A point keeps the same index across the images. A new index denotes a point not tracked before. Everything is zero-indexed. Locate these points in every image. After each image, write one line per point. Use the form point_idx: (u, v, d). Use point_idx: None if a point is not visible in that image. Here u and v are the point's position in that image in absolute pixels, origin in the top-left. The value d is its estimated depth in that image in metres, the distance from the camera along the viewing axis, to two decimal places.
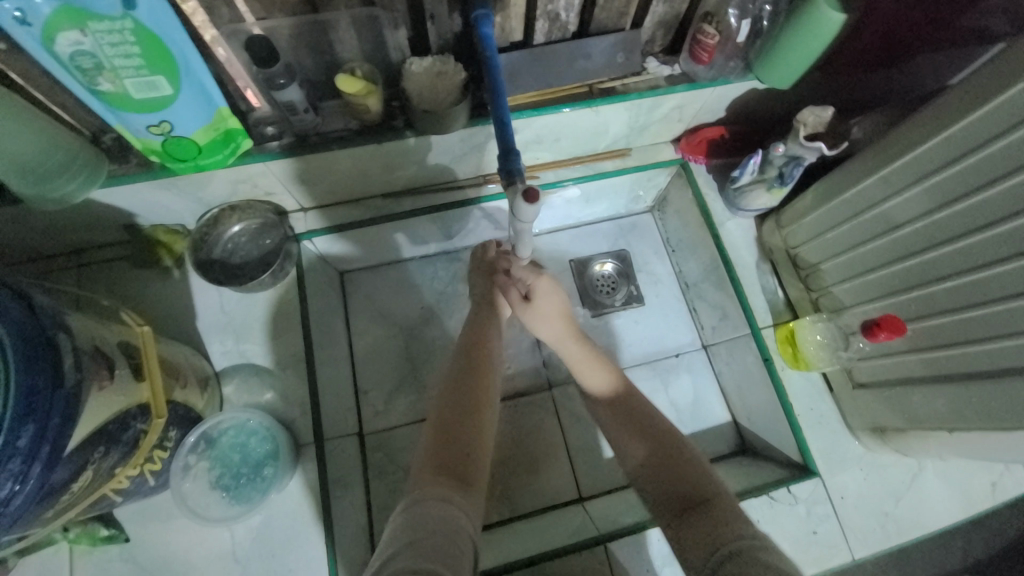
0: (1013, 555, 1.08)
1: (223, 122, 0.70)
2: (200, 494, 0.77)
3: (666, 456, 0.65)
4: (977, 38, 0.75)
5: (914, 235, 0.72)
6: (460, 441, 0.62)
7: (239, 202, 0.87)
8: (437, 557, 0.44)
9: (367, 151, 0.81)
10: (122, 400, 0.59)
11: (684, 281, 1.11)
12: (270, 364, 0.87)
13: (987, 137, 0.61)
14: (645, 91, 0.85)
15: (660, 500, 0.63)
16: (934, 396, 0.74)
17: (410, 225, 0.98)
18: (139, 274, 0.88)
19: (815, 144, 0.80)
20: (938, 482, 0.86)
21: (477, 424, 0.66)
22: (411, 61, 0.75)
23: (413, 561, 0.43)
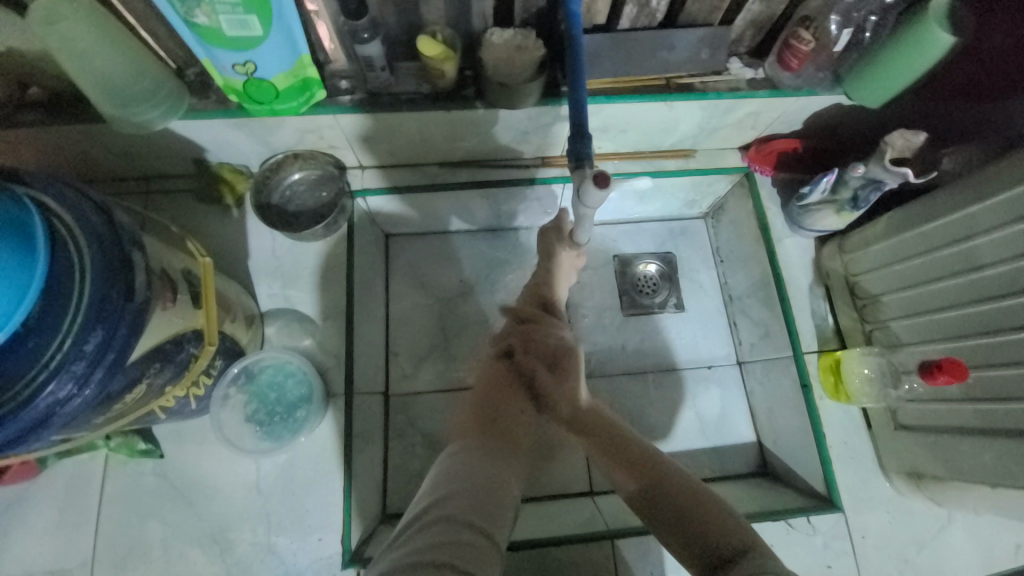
0: None
1: (302, 69, 0.71)
2: (236, 424, 0.81)
3: (679, 494, 0.58)
4: None
5: (993, 279, 0.68)
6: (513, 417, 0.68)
7: (303, 151, 0.88)
8: (475, 510, 0.51)
9: (435, 116, 0.81)
10: (180, 322, 0.62)
11: (728, 294, 1.08)
12: (311, 313, 0.89)
13: None
14: (724, 92, 0.82)
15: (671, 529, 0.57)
16: (984, 448, 0.70)
17: (462, 198, 0.98)
18: (200, 208, 0.91)
19: (901, 170, 0.75)
20: (968, 537, 0.82)
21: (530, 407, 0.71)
22: (492, 31, 0.74)
23: (454, 508, 0.50)
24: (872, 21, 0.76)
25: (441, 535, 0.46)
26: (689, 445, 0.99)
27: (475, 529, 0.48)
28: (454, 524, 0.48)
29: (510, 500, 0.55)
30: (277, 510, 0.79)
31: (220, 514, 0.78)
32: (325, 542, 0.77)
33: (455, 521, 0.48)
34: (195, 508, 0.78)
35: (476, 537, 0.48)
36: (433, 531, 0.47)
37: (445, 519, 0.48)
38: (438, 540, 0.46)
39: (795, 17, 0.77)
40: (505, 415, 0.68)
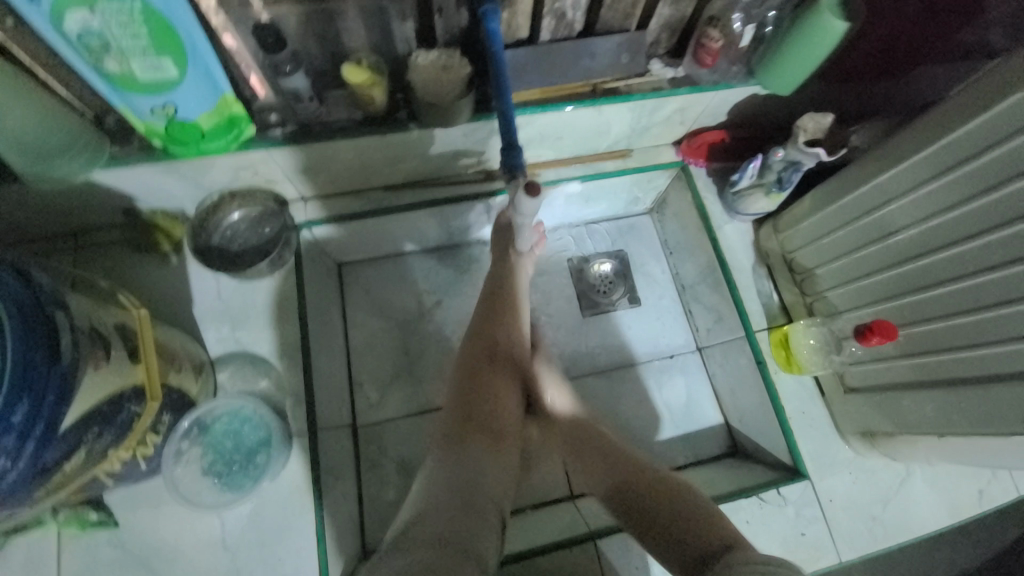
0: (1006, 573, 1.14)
1: (227, 107, 0.70)
2: (192, 480, 0.77)
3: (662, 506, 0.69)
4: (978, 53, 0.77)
5: (907, 242, 0.74)
6: (484, 416, 0.74)
7: (239, 190, 0.86)
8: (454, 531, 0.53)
9: (371, 141, 0.81)
10: (118, 381, 0.60)
11: (681, 283, 1.12)
12: (265, 353, 0.86)
13: (982, 145, 0.62)
14: (649, 93, 0.86)
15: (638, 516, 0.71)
16: (924, 401, 0.75)
17: (409, 219, 0.98)
18: (136, 259, 0.87)
19: (815, 150, 0.81)
20: (926, 488, 0.87)
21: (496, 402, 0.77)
22: (417, 54, 0.75)
23: (438, 529, 0.53)
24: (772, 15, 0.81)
25: (425, 548, 0.50)
26: (660, 433, 1.01)
27: (458, 545, 0.51)
28: (437, 539, 0.52)
29: (489, 506, 0.61)
30: (245, 564, 0.75)
31: None
32: None
33: (444, 541, 0.51)
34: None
35: (460, 549, 0.51)
36: (409, 550, 0.50)
37: (428, 536, 0.52)
38: (426, 550, 0.49)
39: (702, 18, 0.82)
40: (478, 411, 0.75)
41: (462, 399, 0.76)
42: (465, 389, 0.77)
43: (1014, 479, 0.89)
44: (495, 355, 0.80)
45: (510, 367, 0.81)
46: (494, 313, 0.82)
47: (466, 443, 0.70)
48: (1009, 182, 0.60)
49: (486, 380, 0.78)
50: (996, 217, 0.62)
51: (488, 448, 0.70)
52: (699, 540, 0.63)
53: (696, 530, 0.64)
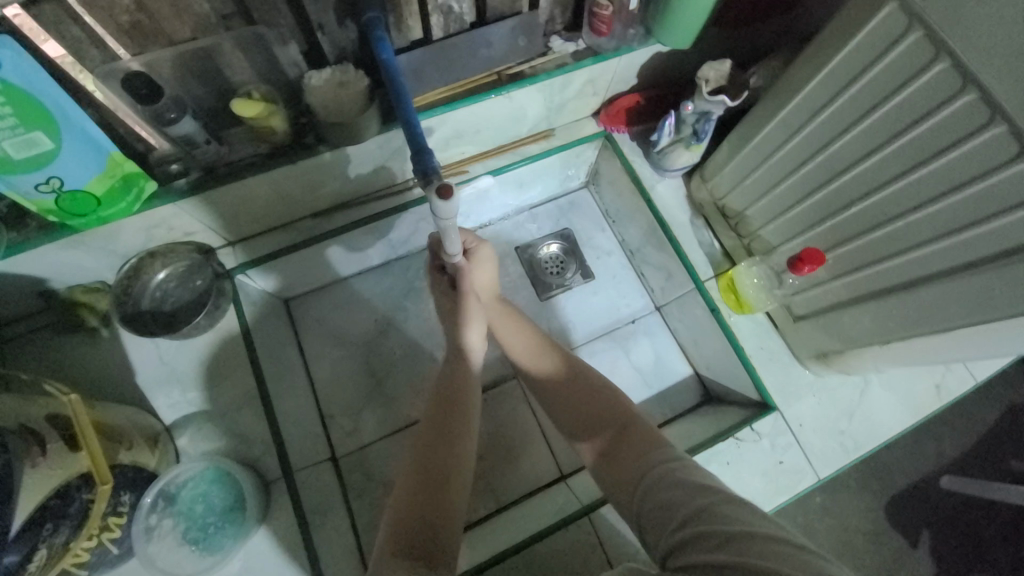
0: (976, 453, 1.22)
1: (119, 167, 0.67)
2: (169, 552, 0.73)
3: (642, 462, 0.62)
4: None
5: (817, 169, 0.77)
6: (436, 473, 0.62)
7: (158, 248, 0.83)
8: None
9: (284, 172, 0.79)
10: (59, 474, 0.58)
11: (629, 248, 1.13)
12: (223, 407, 0.84)
13: (865, 64, 0.64)
14: (554, 70, 0.86)
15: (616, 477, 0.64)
16: (862, 315, 0.78)
17: (348, 241, 0.96)
18: (64, 341, 0.83)
19: (718, 98, 0.83)
20: (886, 393, 0.92)
21: (453, 448, 0.65)
22: (309, 75, 0.73)
23: None
24: None
25: None
26: (636, 396, 1.03)
27: None
28: None
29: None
30: None
31: None
32: None
33: None
34: None
35: None
36: None
37: None
38: None
39: None
40: (432, 467, 0.63)
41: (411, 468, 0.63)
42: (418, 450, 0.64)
43: (968, 369, 0.94)
44: (449, 457, 0.64)
45: (473, 395, 0.73)
46: (449, 419, 0.68)
47: (415, 517, 0.57)
48: (895, 94, 0.62)
49: (435, 428, 0.67)
50: (888, 131, 0.65)
51: (445, 515, 0.59)
52: (675, 506, 0.54)
53: (676, 495, 0.55)
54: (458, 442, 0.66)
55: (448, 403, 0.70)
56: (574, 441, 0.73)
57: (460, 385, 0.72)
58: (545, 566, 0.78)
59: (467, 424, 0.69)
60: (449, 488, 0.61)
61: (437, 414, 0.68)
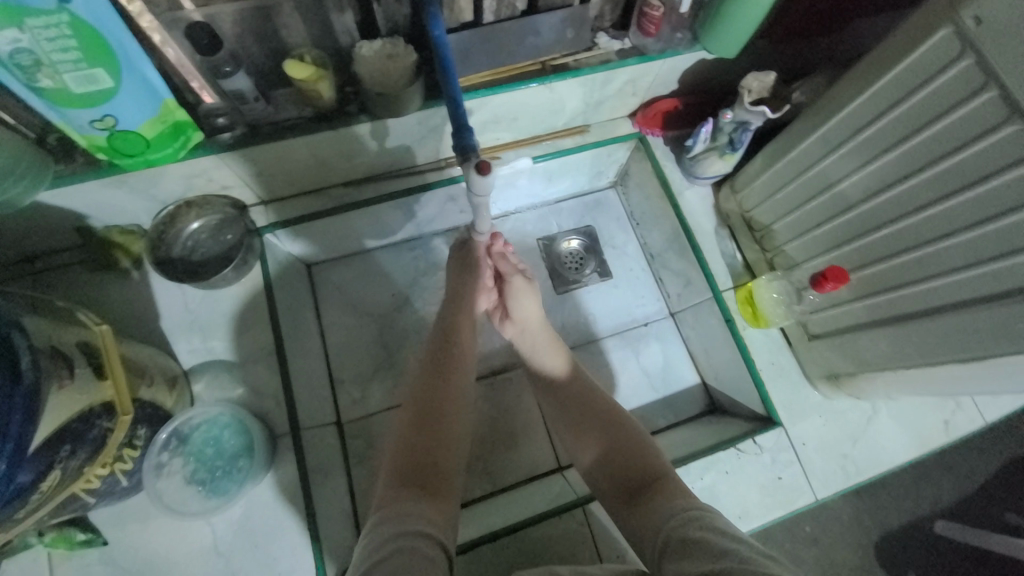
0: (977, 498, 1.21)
1: (170, 114, 0.69)
2: (177, 491, 0.76)
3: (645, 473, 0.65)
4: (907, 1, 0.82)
5: (850, 189, 0.77)
6: (432, 430, 0.65)
7: (195, 199, 0.85)
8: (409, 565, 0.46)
9: (324, 137, 0.81)
10: (84, 399, 0.61)
11: (649, 252, 1.14)
12: (240, 359, 0.86)
13: (912, 87, 0.64)
14: (597, 66, 0.87)
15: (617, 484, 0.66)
16: (879, 339, 0.78)
17: (375, 214, 0.98)
18: (96, 278, 0.86)
19: (758, 109, 0.84)
20: (893, 423, 0.92)
21: (447, 408, 0.69)
22: (360, 44, 0.74)
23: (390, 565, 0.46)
24: None
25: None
26: (641, 398, 1.04)
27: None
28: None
29: (446, 522, 0.55)
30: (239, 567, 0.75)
31: None
32: None
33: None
34: None
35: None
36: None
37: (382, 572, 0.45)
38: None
39: None
40: (429, 424, 0.66)
41: (408, 424, 0.66)
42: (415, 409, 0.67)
43: (978, 408, 0.94)
44: (445, 404, 0.69)
45: (464, 363, 0.77)
46: (445, 383, 0.72)
47: (413, 467, 0.60)
48: (941, 118, 0.62)
49: (434, 392, 0.69)
50: (928, 155, 0.65)
51: (440, 465, 0.62)
52: (687, 537, 0.52)
53: (685, 527, 0.53)
54: (453, 403, 0.70)
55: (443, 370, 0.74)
56: (574, 441, 0.75)
57: (453, 357, 0.76)
58: (534, 550, 0.79)
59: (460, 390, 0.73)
60: (444, 442, 0.65)
61: (435, 379, 0.72)
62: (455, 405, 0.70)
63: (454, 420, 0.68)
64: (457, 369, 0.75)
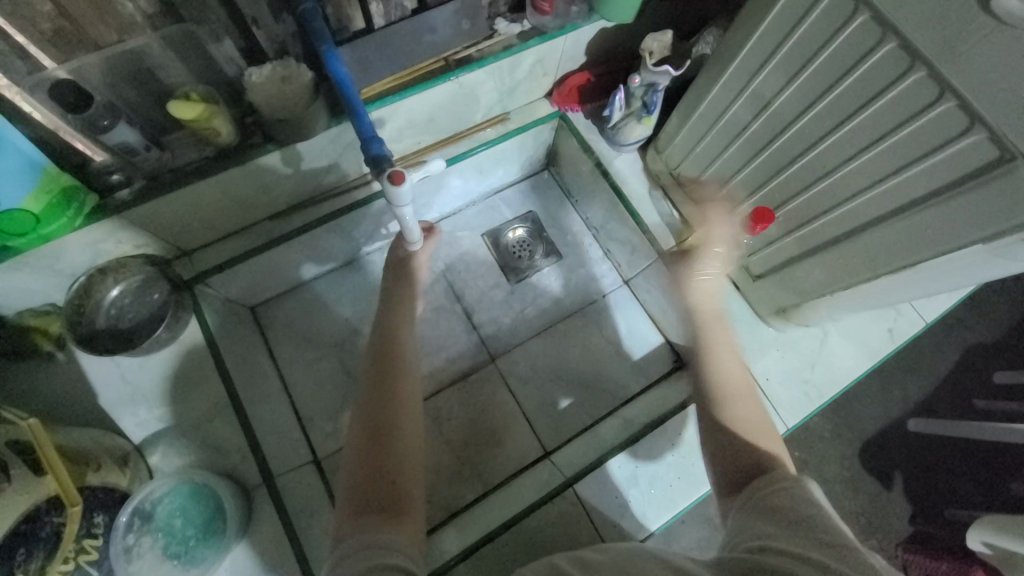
0: (938, 393, 1.29)
1: (53, 180, 0.65)
2: (152, 570, 0.72)
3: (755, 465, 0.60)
4: None
5: (759, 130, 0.79)
6: (387, 440, 0.62)
7: (109, 264, 0.80)
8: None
9: (233, 175, 0.77)
10: (26, 500, 0.57)
11: (593, 226, 1.15)
12: (195, 420, 0.82)
13: (793, 24, 0.67)
14: (501, 52, 0.86)
15: (728, 469, 0.62)
16: (814, 267, 0.82)
17: (308, 243, 0.95)
18: (16, 370, 0.79)
19: (662, 69, 0.85)
20: (844, 341, 0.97)
21: (400, 409, 0.65)
22: (249, 73, 0.71)
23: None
24: None
25: None
26: (613, 369, 1.06)
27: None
28: None
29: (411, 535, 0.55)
30: None
31: None
32: None
33: None
34: None
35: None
36: None
37: None
38: None
39: None
40: (386, 434, 0.63)
41: (362, 439, 0.62)
42: (371, 419, 0.64)
43: (917, 310, 1.00)
44: (399, 411, 0.65)
45: (412, 356, 0.72)
46: (395, 384, 0.68)
47: (372, 487, 0.58)
48: (822, 49, 0.65)
49: (382, 398, 0.66)
50: (820, 86, 0.68)
51: (404, 477, 0.60)
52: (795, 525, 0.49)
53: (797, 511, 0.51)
54: (406, 407, 0.66)
55: (393, 370, 0.69)
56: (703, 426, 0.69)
57: (401, 357, 0.71)
58: (532, 540, 0.80)
59: (412, 388, 0.69)
60: (402, 451, 0.62)
61: (386, 384, 0.67)
62: (409, 414, 0.66)
63: (412, 425, 0.65)
64: (409, 373, 0.69)
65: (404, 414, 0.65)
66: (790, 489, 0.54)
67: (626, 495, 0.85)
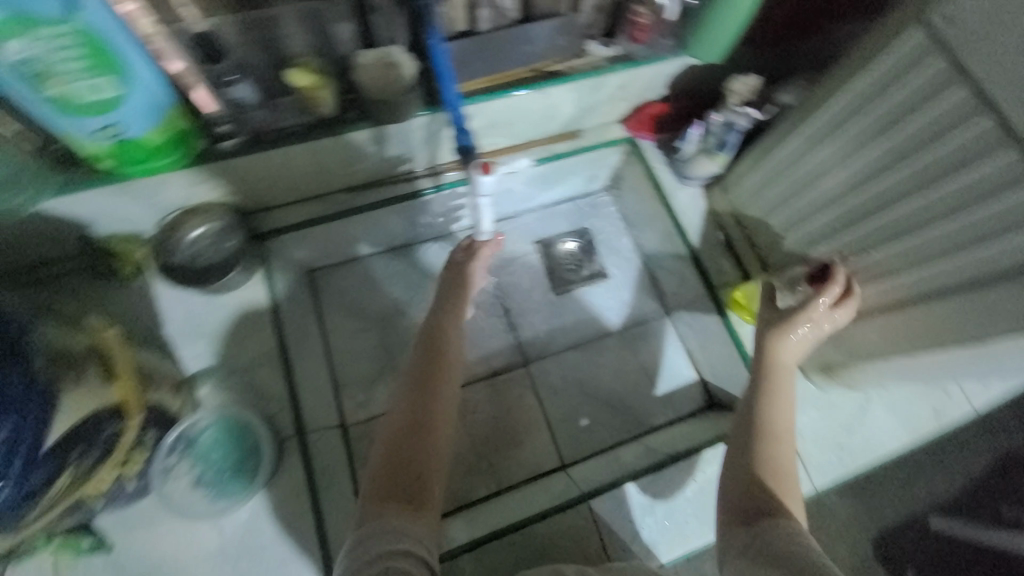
0: None
1: (173, 122, 0.72)
2: (184, 493, 0.78)
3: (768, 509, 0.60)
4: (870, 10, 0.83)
5: (835, 184, 0.80)
6: (419, 430, 0.65)
7: (199, 205, 0.86)
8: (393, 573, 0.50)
9: (325, 144, 0.83)
10: (95, 399, 0.63)
11: (645, 252, 1.17)
12: (244, 363, 0.87)
13: (890, 85, 0.68)
14: (588, 72, 0.91)
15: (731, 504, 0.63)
16: (869, 326, 0.81)
17: (374, 220, 0.99)
18: (98, 286, 0.86)
19: (745, 110, 0.90)
20: (886, 411, 0.94)
21: (434, 402, 0.68)
22: (359, 54, 0.77)
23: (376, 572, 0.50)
24: None
25: None
26: (642, 396, 1.06)
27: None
28: None
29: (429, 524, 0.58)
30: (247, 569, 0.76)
31: None
32: None
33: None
34: None
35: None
36: None
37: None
38: None
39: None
40: (418, 424, 0.66)
41: (396, 426, 0.66)
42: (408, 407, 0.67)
43: (965, 395, 0.97)
44: (433, 405, 0.68)
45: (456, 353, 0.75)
46: (436, 376, 0.71)
47: (397, 471, 0.62)
48: (914, 115, 0.66)
49: (421, 390, 0.69)
50: (905, 150, 0.68)
51: (428, 468, 0.63)
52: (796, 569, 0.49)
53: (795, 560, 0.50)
54: (442, 402, 0.69)
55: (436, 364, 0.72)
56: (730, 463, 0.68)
57: (445, 353, 0.73)
58: (538, 547, 0.80)
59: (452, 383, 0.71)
60: (430, 442, 0.65)
61: (426, 375, 0.71)
62: (445, 411, 0.68)
63: (444, 417, 0.67)
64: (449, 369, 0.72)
65: (438, 406, 0.68)
66: (799, 541, 0.54)
67: (640, 523, 0.84)
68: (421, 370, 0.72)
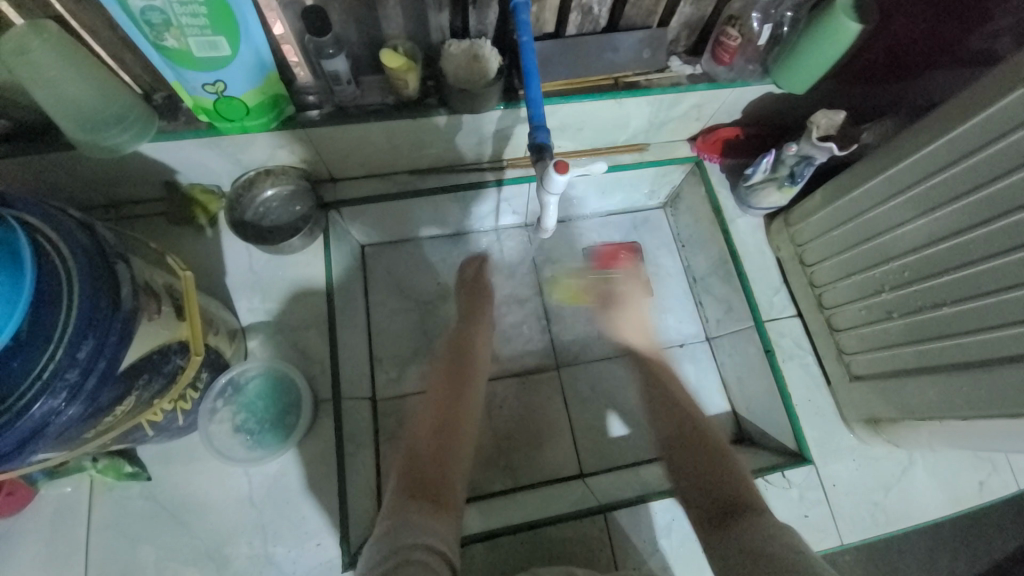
0: None
1: (272, 86, 0.75)
2: (226, 436, 0.83)
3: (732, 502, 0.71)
4: (983, 60, 0.78)
5: (913, 233, 0.76)
6: (442, 437, 0.74)
7: (274, 167, 0.91)
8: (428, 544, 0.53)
9: (401, 125, 0.85)
10: (166, 334, 0.66)
11: (692, 274, 1.15)
12: (293, 323, 0.90)
13: (989, 139, 0.65)
14: (668, 87, 0.90)
15: (707, 504, 0.74)
16: (927, 386, 0.77)
17: (432, 204, 1.02)
18: (174, 231, 0.92)
19: (826, 144, 0.84)
20: (927, 475, 0.90)
21: (456, 410, 0.79)
22: (449, 43, 0.79)
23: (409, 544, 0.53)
24: (789, 16, 0.85)
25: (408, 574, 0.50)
26: None
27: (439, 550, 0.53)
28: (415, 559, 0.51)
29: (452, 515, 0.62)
30: (270, 519, 0.79)
31: (214, 530, 0.78)
32: (324, 547, 0.78)
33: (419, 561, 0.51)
34: (187, 527, 0.78)
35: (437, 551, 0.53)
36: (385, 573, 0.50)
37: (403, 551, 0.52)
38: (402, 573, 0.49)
39: (722, 17, 0.84)
40: (442, 434, 0.74)
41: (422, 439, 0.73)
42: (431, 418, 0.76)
43: (1014, 472, 0.91)
44: (456, 415, 0.78)
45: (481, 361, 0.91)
46: (460, 384, 0.83)
47: (421, 471, 0.68)
48: (1009, 174, 0.63)
49: (445, 397, 0.80)
50: (996, 209, 0.65)
51: (450, 469, 0.70)
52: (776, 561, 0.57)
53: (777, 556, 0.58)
54: (467, 405, 0.81)
55: (460, 368, 0.87)
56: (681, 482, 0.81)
57: (469, 360, 0.89)
58: (547, 550, 0.80)
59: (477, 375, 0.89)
60: (451, 445, 0.74)
61: (452, 384, 0.83)
62: (466, 415, 0.79)
63: (464, 425, 0.77)
64: (474, 370, 0.88)
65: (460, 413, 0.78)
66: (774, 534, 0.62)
67: (655, 544, 0.83)
68: (447, 381, 0.84)
